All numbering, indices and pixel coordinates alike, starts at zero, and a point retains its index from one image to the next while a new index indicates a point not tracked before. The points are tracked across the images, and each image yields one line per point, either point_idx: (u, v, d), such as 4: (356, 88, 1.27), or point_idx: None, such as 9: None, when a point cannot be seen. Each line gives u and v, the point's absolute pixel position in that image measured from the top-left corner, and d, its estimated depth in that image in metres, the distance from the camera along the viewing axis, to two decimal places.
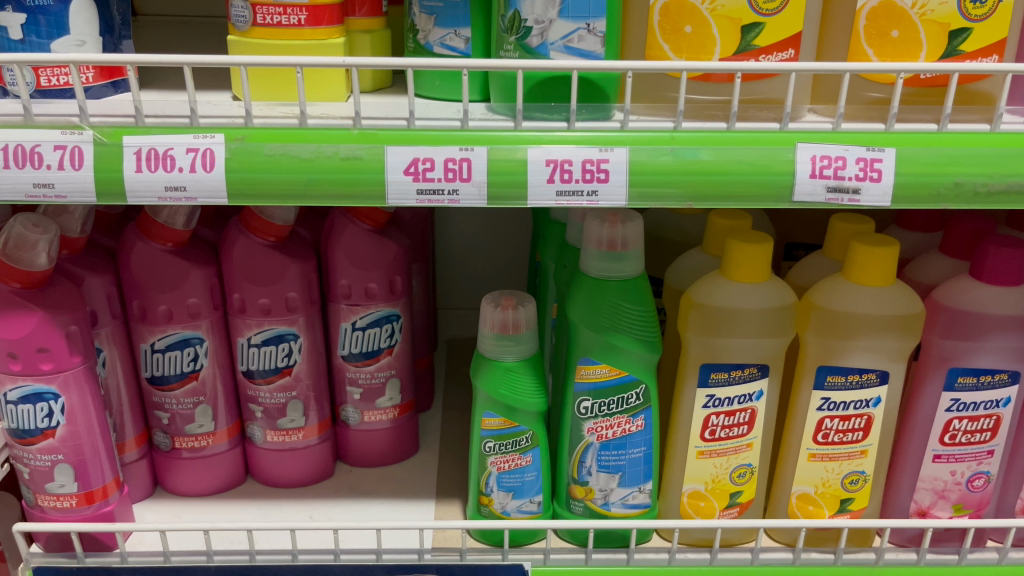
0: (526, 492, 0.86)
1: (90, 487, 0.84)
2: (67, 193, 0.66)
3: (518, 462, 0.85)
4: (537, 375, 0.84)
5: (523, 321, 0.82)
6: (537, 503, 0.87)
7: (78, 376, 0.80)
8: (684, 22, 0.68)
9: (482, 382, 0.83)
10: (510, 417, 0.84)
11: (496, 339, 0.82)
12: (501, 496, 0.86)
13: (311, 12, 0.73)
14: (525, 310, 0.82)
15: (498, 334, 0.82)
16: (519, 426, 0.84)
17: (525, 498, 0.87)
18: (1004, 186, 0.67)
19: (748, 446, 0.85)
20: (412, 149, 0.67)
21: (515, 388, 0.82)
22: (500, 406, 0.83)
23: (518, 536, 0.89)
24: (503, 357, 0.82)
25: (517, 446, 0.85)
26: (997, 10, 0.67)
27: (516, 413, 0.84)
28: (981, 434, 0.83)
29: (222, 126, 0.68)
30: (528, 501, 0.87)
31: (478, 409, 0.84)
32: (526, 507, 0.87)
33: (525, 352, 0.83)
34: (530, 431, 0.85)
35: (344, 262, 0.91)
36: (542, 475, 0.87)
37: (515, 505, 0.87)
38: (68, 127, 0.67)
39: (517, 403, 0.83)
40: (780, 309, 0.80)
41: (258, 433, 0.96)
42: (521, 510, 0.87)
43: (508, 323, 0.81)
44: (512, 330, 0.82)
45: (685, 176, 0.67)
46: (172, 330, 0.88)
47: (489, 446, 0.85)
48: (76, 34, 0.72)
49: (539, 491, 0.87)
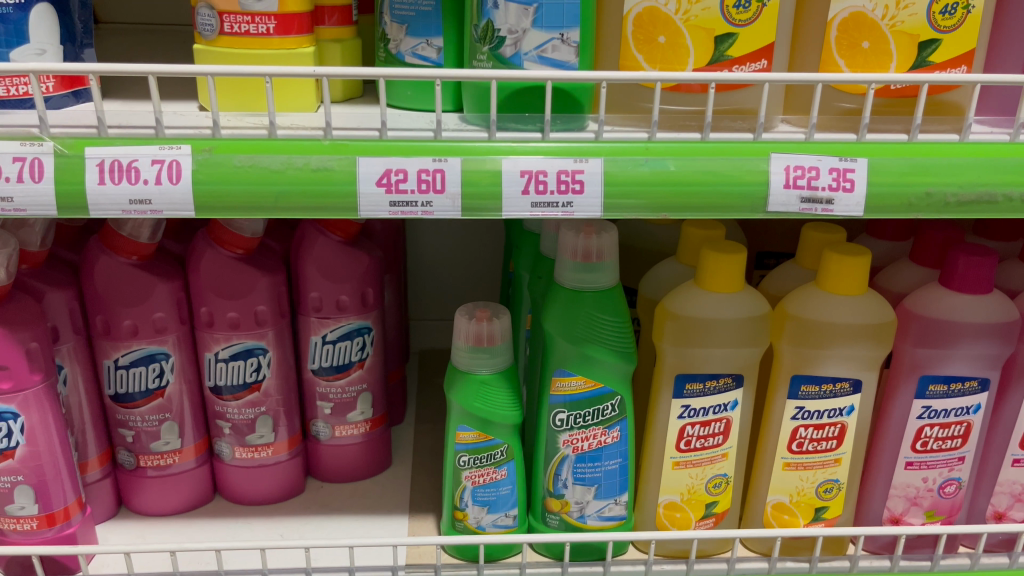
0: (501, 506, 0.85)
1: (52, 509, 0.82)
2: (27, 206, 0.64)
3: (493, 476, 0.84)
4: (511, 387, 0.83)
5: (499, 332, 0.81)
6: (513, 516, 0.86)
7: (39, 395, 0.78)
8: (658, 32, 0.68)
9: (456, 396, 0.82)
10: (485, 431, 0.83)
11: (471, 351, 0.81)
12: (476, 511, 0.85)
13: (280, 20, 0.71)
14: (502, 321, 0.81)
15: (473, 346, 0.81)
16: (494, 439, 0.83)
17: (500, 513, 0.86)
18: (973, 195, 0.68)
19: (723, 455, 0.85)
20: (385, 160, 0.66)
21: (490, 401, 0.82)
22: (473, 419, 0.82)
23: (497, 551, 0.87)
24: (478, 370, 0.81)
25: (491, 459, 0.84)
26: (966, 21, 0.68)
27: (490, 426, 0.83)
28: (952, 441, 0.84)
29: (188, 137, 0.67)
30: (503, 515, 0.86)
31: (452, 422, 0.83)
32: (501, 522, 0.86)
33: (499, 365, 0.82)
34: (505, 444, 0.84)
35: (314, 275, 0.90)
36: (518, 489, 0.86)
37: (491, 520, 0.85)
38: (27, 138, 0.65)
39: (493, 416, 0.82)
40: (754, 320, 0.80)
41: (226, 450, 0.94)
42: (496, 524, 0.86)
43: (484, 335, 0.80)
44: (487, 342, 0.80)
45: (657, 187, 0.67)
46: (136, 346, 0.86)
47: (464, 460, 0.84)
48: (36, 42, 0.70)
49: (515, 505, 0.86)
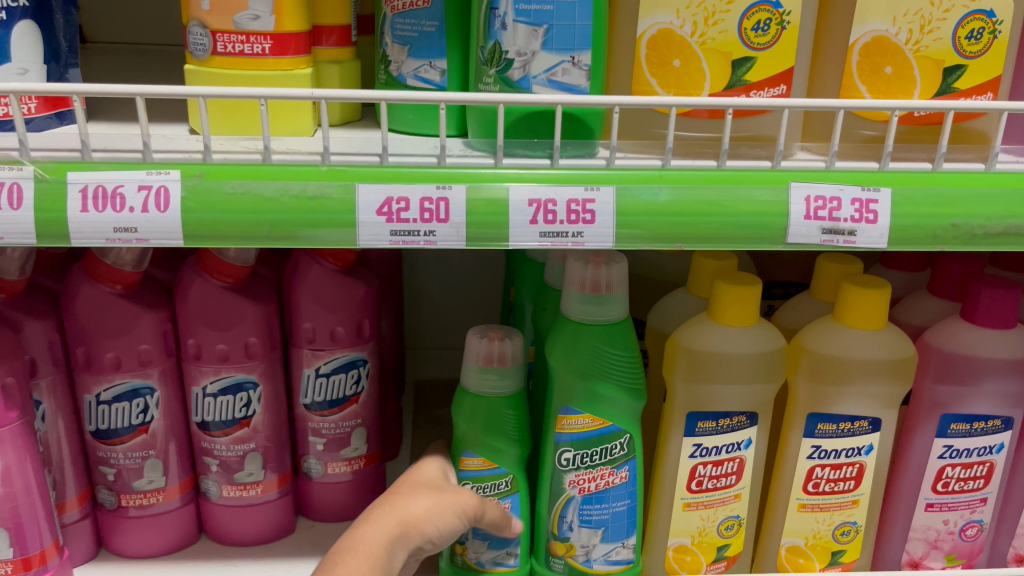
0: (503, 542, 0.81)
1: (28, 552, 0.78)
2: (4, 234, 0.60)
3: (496, 508, 0.80)
4: (518, 411, 0.79)
5: (510, 353, 0.77)
6: (514, 555, 0.82)
7: (15, 432, 0.74)
8: (673, 55, 0.65)
9: (463, 419, 0.78)
10: (490, 458, 0.79)
11: (480, 372, 0.77)
12: (477, 546, 0.81)
13: (276, 40, 0.68)
14: (514, 338, 0.77)
15: (484, 367, 0.77)
16: (501, 468, 0.79)
17: (502, 549, 0.81)
18: (1000, 227, 0.65)
19: (736, 497, 0.81)
20: (386, 188, 0.63)
21: (497, 426, 0.78)
22: (481, 446, 0.78)
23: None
24: (487, 392, 0.77)
25: (496, 489, 0.80)
26: (992, 46, 0.65)
27: (497, 453, 0.79)
28: (974, 482, 0.81)
29: (177, 162, 0.63)
30: (504, 553, 0.81)
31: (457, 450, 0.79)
32: (503, 560, 0.82)
33: (510, 387, 0.78)
34: (511, 474, 0.80)
35: (308, 305, 0.86)
36: (522, 526, 0.82)
37: (491, 556, 0.81)
38: (6, 161, 0.61)
39: (499, 442, 0.78)
40: (769, 354, 0.77)
41: (213, 489, 0.90)
42: (497, 561, 0.82)
43: (494, 355, 0.76)
44: (498, 362, 0.76)
45: (672, 218, 0.64)
46: (120, 380, 0.81)
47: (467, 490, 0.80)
48: (18, 61, 0.67)
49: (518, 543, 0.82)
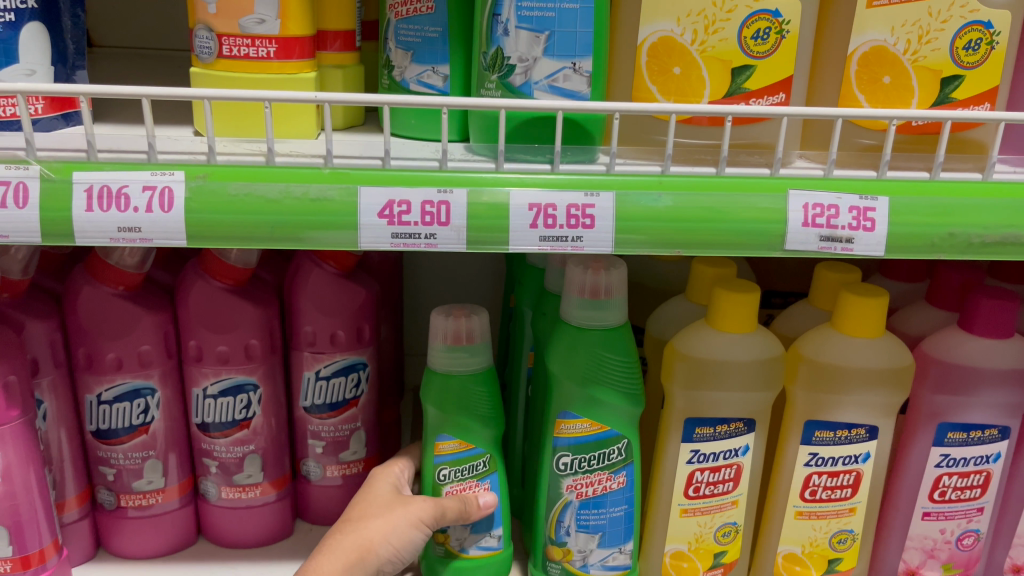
0: (485, 526, 0.81)
1: (27, 551, 0.78)
2: (9, 233, 0.61)
3: (475, 489, 0.81)
4: (489, 388, 0.79)
5: (476, 331, 0.77)
6: (496, 537, 0.82)
7: (16, 431, 0.75)
8: (673, 63, 0.66)
9: (435, 402, 0.78)
10: (465, 439, 0.79)
11: (448, 351, 0.77)
12: (459, 533, 0.81)
13: (281, 44, 0.68)
14: (478, 316, 0.77)
15: (451, 345, 0.77)
16: (477, 449, 0.80)
17: (484, 533, 0.82)
18: (997, 237, 0.66)
19: (733, 503, 0.82)
20: (387, 191, 0.63)
21: (469, 406, 0.78)
22: (454, 428, 0.78)
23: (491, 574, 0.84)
24: (456, 371, 0.77)
25: (473, 471, 0.80)
26: (990, 57, 0.66)
27: (470, 433, 0.79)
28: (971, 491, 0.81)
29: (182, 164, 0.64)
30: (487, 536, 0.82)
31: (430, 434, 0.79)
32: (485, 543, 0.82)
33: (478, 365, 0.78)
34: (486, 454, 0.80)
35: (309, 309, 0.86)
36: (503, 505, 0.83)
37: (473, 541, 0.81)
38: (13, 161, 0.62)
39: (472, 422, 0.78)
40: (767, 362, 0.77)
41: (212, 490, 0.90)
42: (480, 545, 0.82)
43: (462, 333, 0.76)
44: (465, 340, 0.77)
45: (670, 224, 0.64)
46: (121, 380, 0.82)
47: (445, 473, 0.80)
48: (26, 62, 0.68)
49: (500, 524, 0.82)
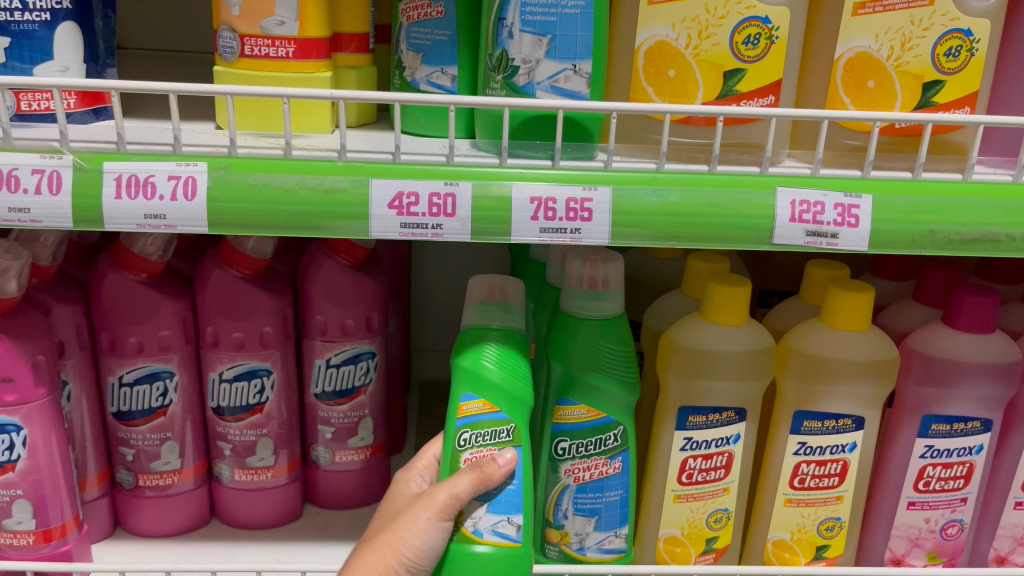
0: (503, 506, 0.72)
1: (49, 524, 0.82)
2: (44, 218, 0.65)
3: None
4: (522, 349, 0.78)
5: (510, 290, 0.81)
6: (515, 523, 0.72)
7: (42, 409, 0.78)
8: (668, 65, 0.70)
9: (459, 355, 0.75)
10: (489, 400, 0.73)
11: (482, 307, 0.79)
12: (473, 511, 0.72)
13: (300, 45, 0.73)
14: (512, 282, 0.82)
15: (485, 299, 0.80)
16: (503, 412, 0.73)
17: (501, 516, 0.72)
18: (976, 234, 0.69)
19: (725, 490, 0.85)
20: (396, 183, 0.67)
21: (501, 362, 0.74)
22: (482, 386, 0.73)
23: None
24: (489, 323, 0.78)
25: (495, 438, 0.73)
26: (970, 63, 0.69)
27: (495, 393, 0.73)
28: (954, 481, 0.84)
29: (205, 155, 0.68)
30: (505, 520, 0.72)
31: (457, 389, 0.74)
32: (503, 529, 0.72)
33: (511, 318, 0.79)
34: (512, 422, 0.74)
35: (321, 299, 0.90)
36: (524, 490, 0.73)
37: (489, 523, 0.72)
38: (48, 151, 0.66)
39: (504, 383, 0.74)
40: (758, 353, 0.80)
41: (226, 472, 0.94)
42: (496, 530, 0.72)
43: (497, 290, 0.81)
44: (501, 296, 0.80)
45: (663, 218, 0.68)
46: (141, 363, 0.86)
47: (465, 438, 0.73)
48: (60, 59, 0.72)
49: (521, 511, 0.73)
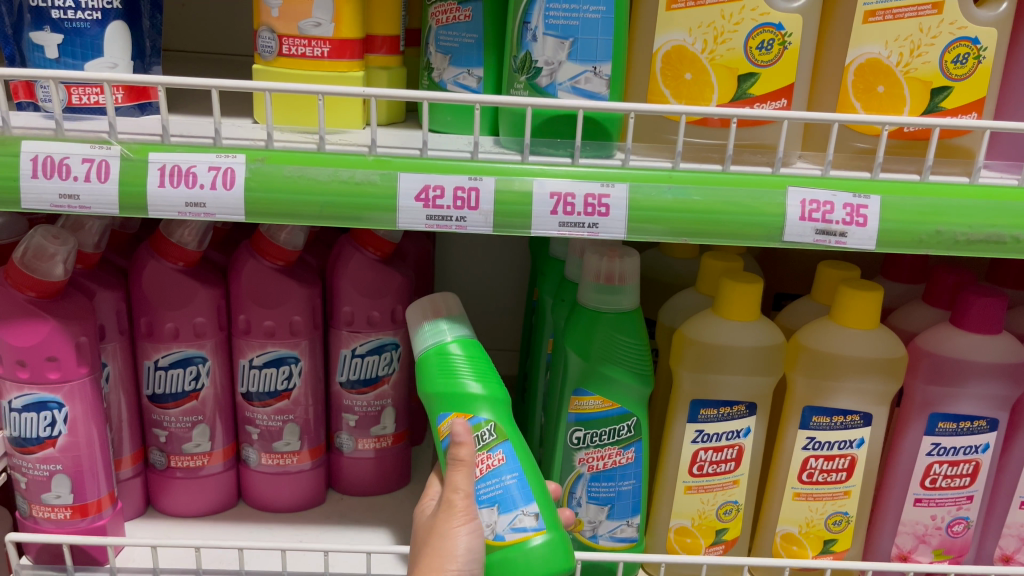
0: (512, 502, 0.74)
1: (85, 500, 0.86)
2: (92, 204, 0.69)
3: (490, 461, 0.75)
4: (478, 353, 0.80)
5: (444, 303, 0.83)
6: (532, 513, 0.74)
7: (83, 387, 0.82)
8: (685, 69, 0.73)
9: (428, 380, 0.79)
10: (464, 411, 0.76)
11: (429, 328, 0.81)
12: (486, 517, 0.73)
13: (335, 45, 0.77)
14: (441, 295, 0.83)
15: (431, 319, 0.82)
16: (475, 417, 0.76)
17: (515, 511, 0.73)
18: (981, 235, 0.71)
19: (735, 482, 0.87)
20: (423, 177, 0.71)
21: (458, 372, 0.78)
22: (447, 403, 0.77)
23: (548, 565, 0.73)
24: (440, 338, 0.80)
25: (480, 443, 0.76)
26: (977, 71, 0.72)
27: (467, 403, 0.76)
28: (960, 479, 0.86)
29: (243, 148, 0.72)
30: (520, 514, 0.73)
31: (433, 419, 0.78)
32: (522, 523, 0.73)
33: (461, 331, 0.81)
34: (492, 420, 0.76)
35: (349, 291, 0.94)
36: (529, 481, 0.75)
37: (506, 523, 0.73)
38: (97, 142, 0.70)
39: (463, 388, 0.77)
40: (769, 349, 0.83)
41: (254, 456, 0.98)
42: (516, 527, 0.73)
43: (437, 306, 0.82)
44: (443, 312, 0.82)
45: (678, 214, 0.71)
46: (176, 348, 0.90)
47: (455, 456, 0.76)
48: (109, 56, 0.76)
49: (532, 500, 0.74)
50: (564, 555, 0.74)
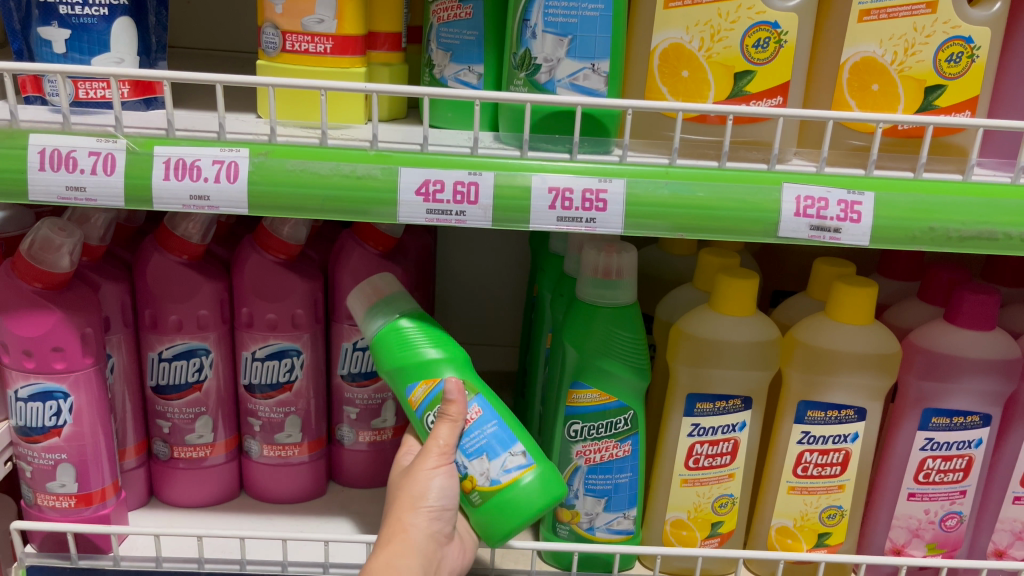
0: (498, 447, 0.76)
1: (90, 489, 0.87)
2: (98, 196, 0.70)
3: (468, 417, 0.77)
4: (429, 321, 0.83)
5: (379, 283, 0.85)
6: (522, 453, 0.77)
7: (89, 377, 0.84)
8: (682, 67, 0.74)
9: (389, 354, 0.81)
10: (430, 378, 0.79)
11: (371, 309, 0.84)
12: (478, 466, 0.76)
13: (337, 42, 0.78)
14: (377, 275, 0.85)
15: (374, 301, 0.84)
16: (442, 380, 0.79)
17: (503, 454, 0.76)
18: (974, 232, 0.72)
19: (730, 476, 0.88)
20: (424, 171, 0.72)
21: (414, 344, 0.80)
22: (411, 376, 0.80)
23: (545, 496, 0.76)
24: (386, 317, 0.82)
25: None
26: (970, 69, 0.73)
27: (431, 369, 0.79)
28: (954, 474, 0.87)
29: (247, 142, 0.73)
30: (510, 456, 0.76)
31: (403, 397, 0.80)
32: (514, 463, 0.76)
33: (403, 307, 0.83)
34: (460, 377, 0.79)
35: (350, 285, 0.95)
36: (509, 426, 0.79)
37: (498, 468, 0.76)
38: (103, 135, 0.71)
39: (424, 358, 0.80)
40: (765, 344, 0.84)
41: (256, 448, 0.99)
42: (508, 468, 0.76)
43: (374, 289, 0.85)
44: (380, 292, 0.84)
45: (674, 210, 0.72)
46: (180, 340, 0.91)
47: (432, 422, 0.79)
48: (116, 51, 0.78)
49: (517, 441, 0.77)
50: (556, 485, 0.77)
